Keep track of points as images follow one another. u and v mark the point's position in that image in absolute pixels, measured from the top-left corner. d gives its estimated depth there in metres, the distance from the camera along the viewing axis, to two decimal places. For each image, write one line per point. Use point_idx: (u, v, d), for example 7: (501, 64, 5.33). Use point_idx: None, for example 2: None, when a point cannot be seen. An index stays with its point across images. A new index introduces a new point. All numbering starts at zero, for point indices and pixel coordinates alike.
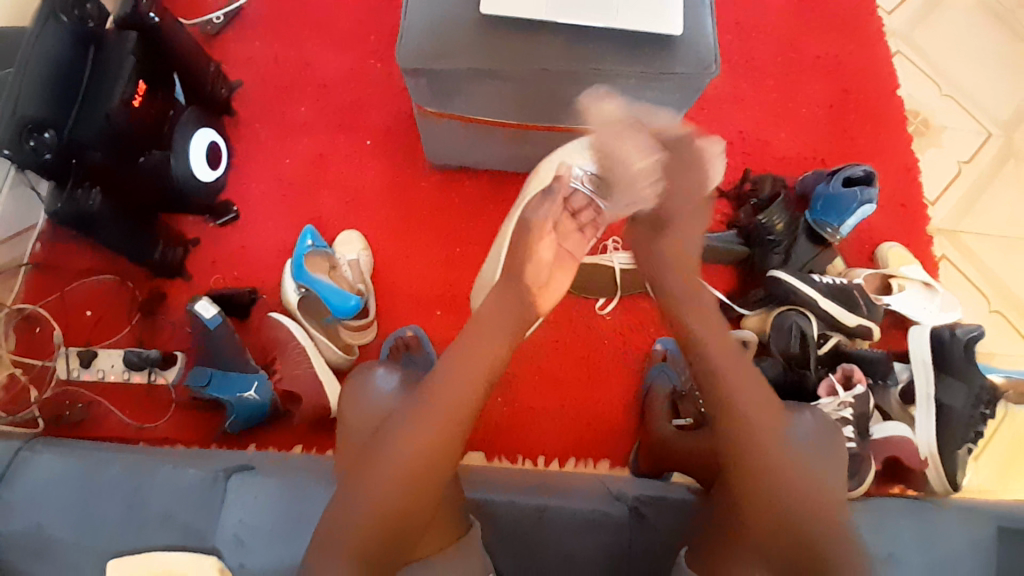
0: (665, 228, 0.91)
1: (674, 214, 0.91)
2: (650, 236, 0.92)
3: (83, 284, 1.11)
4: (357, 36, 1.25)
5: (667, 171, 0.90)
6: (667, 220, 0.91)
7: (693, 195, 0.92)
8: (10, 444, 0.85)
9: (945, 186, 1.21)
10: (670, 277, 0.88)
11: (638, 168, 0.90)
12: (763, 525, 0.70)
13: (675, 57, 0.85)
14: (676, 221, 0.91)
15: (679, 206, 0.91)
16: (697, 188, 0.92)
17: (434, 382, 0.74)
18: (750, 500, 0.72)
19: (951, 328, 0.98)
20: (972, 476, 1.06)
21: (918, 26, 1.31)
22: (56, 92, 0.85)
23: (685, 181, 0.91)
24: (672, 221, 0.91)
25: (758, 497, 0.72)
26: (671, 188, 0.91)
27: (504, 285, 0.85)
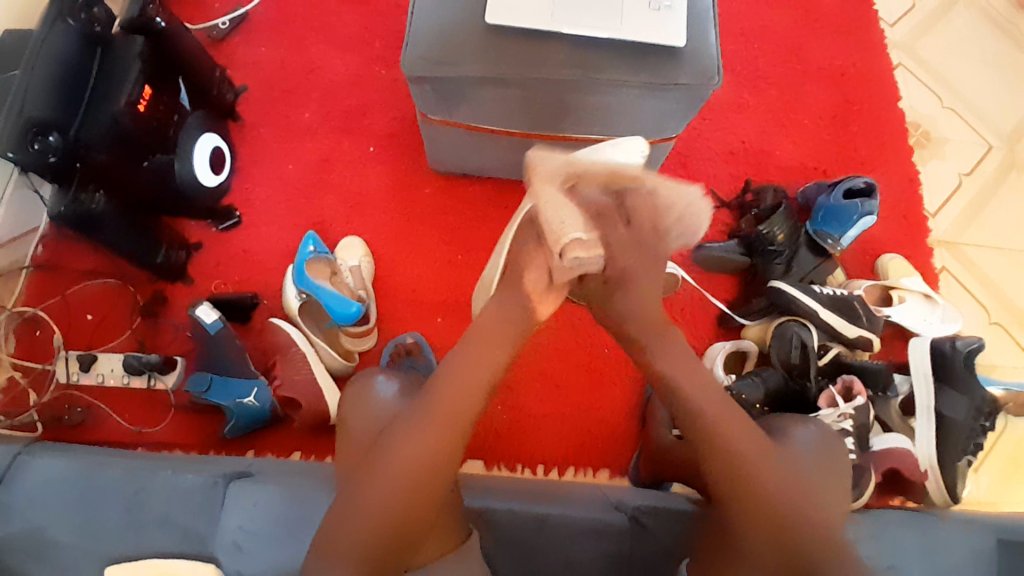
0: (622, 286, 0.80)
1: (625, 269, 0.79)
2: (604, 293, 0.82)
3: (84, 287, 1.11)
4: (362, 42, 1.25)
5: (604, 226, 0.77)
6: (626, 283, 0.80)
7: (654, 273, 0.81)
8: (8, 447, 0.84)
9: (945, 198, 1.22)
10: (632, 311, 0.80)
11: (569, 251, 0.74)
12: (762, 538, 0.70)
13: (680, 66, 0.85)
14: (636, 276, 0.80)
15: (619, 263, 0.79)
16: (641, 242, 0.79)
17: (430, 394, 0.72)
18: (748, 515, 0.70)
19: (951, 340, 0.99)
20: (972, 487, 1.06)
21: (919, 38, 1.31)
22: (62, 95, 0.85)
23: (623, 237, 0.78)
24: (630, 278, 0.80)
25: (757, 511, 0.70)
26: (617, 234, 0.78)
27: (508, 285, 0.79)
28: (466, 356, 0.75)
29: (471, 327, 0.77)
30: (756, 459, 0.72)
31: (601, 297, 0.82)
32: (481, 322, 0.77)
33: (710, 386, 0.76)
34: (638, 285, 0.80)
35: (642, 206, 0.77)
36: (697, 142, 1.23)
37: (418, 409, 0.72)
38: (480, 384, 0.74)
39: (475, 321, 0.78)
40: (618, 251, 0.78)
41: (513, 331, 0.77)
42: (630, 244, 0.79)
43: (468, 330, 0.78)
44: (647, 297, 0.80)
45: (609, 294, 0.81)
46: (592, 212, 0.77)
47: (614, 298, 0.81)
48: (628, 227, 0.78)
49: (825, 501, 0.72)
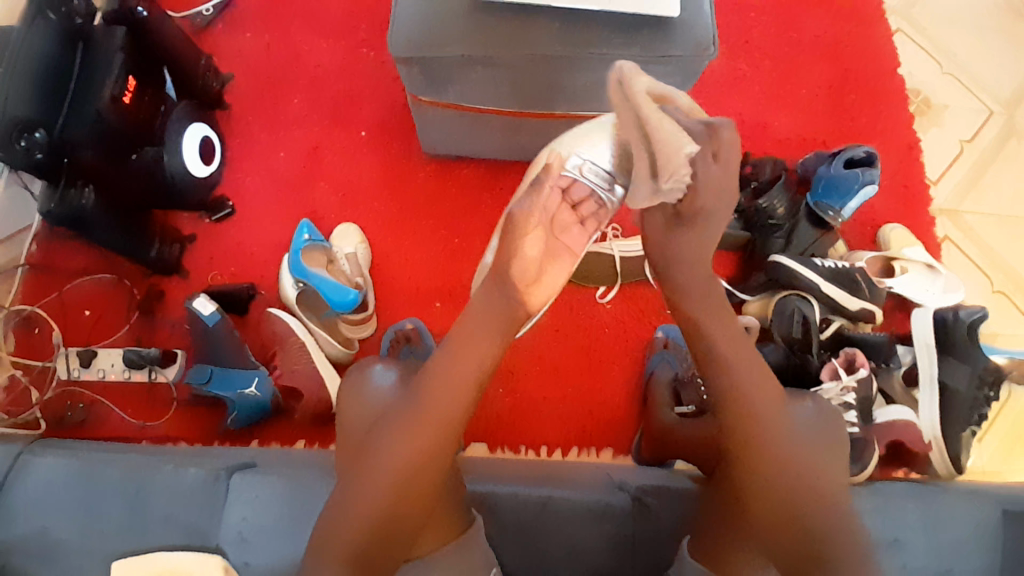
0: (696, 225, 0.75)
1: (705, 209, 0.75)
2: (667, 234, 0.77)
3: (80, 284, 1.10)
4: (349, 25, 1.23)
5: (705, 153, 0.72)
6: (699, 224, 0.75)
7: (729, 189, 0.75)
8: (12, 447, 0.84)
9: (947, 165, 1.20)
10: (689, 263, 0.76)
11: (667, 180, 0.72)
12: (761, 520, 0.70)
13: (672, 39, 0.83)
14: (710, 216, 0.75)
15: (710, 199, 0.74)
16: (723, 186, 0.75)
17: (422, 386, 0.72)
18: (747, 496, 0.71)
19: (954, 311, 0.98)
20: (975, 457, 1.06)
21: (917, 2, 1.28)
22: (46, 91, 0.84)
23: (716, 172, 0.73)
24: (709, 218, 0.75)
25: (759, 490, 0.71)
26: (709, 170, 0.73)
27: (495, 276, 0.77)
28: (457, 349, 0.73)
29: (459, 315, 0.76)
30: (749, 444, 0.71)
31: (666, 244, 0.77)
32: (466, 317, 0.75)
33: (748, 356, 0.74)
34: (702, 232, 0.76)
35: (728, 138, 0.73)
36: None
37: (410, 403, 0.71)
38: (470, 376, 0.73)
39: (464, 309, 0.77)
40: (709, 196, 0.74)
41: (499, 321, 0.75)
42: (715, 185, 0.74)
43: (458, 318, 0.77)
44: (700, 247, 0.77)
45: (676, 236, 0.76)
46: (691, 133, 0.73)
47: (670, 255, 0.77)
48: (718, 163, 0.73)
49: (825, 484, 0.71)
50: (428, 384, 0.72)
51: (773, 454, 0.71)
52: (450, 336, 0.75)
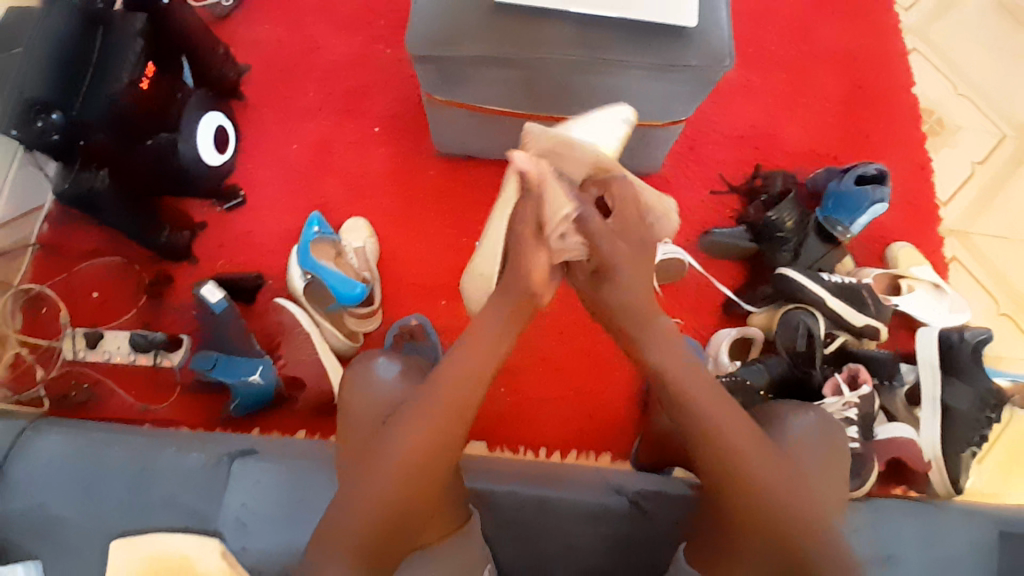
0: (613, 276, 0.75)
1: (613, 256, 0.74)
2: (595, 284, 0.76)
3: (89, 265, 1.11)
4: (367, 20, 1.24)
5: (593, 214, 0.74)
6: (614, 275, 0.75)
7: (634, 234, 0.75)
8: (14, 424, 0.85)
9: (957, 186, 1.20)
10: (620, 299, 0.75)
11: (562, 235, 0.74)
12: (755, 538, 0.69)
13: (690, 48, 0.84)
14: (622, 267, 0.74)
15: (612, 242, 0.74)
16: (630, 229, 0.75)
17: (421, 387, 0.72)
18: (739, 515, 0.69)
19: (959, 332, 0.97)
20: (974, 478, 1.06)
21: (933, 23, 1.29)
22: (64, 74, 0.85)
23: (611, 224, 0.74)
24: (620, 265, 0.74)
25: (751, 510, 0.69)
26: (600, 221, 0.73)
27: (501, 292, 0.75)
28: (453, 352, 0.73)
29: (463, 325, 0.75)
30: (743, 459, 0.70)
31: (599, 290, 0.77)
32: (479, 315, 0.75)
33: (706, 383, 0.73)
34: (632, 277, 0.74)
35: (621, 191, 0.75)
36: (705, 127, 1.21)
37: (422, 396, 0.71)
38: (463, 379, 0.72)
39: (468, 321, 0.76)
40: (610, 247, 0.74)
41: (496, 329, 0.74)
42: (623, 227, 0.75)
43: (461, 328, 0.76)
44: (641, 290, 0.75)
45: (602, 285, 0.76)
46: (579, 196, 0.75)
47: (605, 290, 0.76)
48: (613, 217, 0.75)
49: (814, 504, 0.70)
50: (441, 377, 0.72)
51: (767, 474, 0.70)
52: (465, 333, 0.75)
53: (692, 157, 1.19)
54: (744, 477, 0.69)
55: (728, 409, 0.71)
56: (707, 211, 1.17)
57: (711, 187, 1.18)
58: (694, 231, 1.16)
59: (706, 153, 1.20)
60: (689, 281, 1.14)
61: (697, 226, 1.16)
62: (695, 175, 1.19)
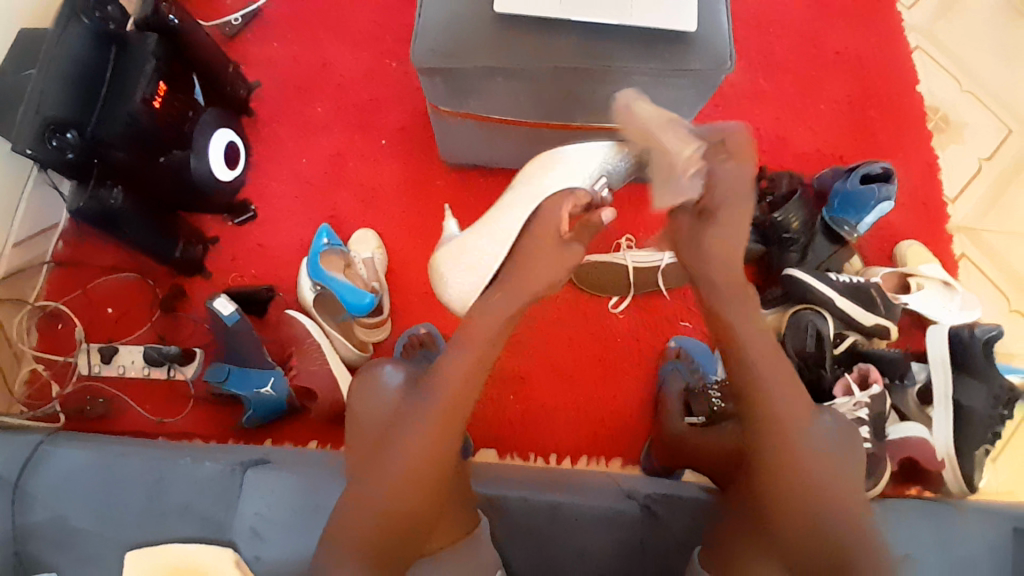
0: (716, 219, 0.75)
1: (717, 201, 0.75)
2: (697, 231, 0.77)
3: (105, 280, 1.13)
4: (373, 35, 1.26)
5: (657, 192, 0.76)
6: (716, 216, 0.75)
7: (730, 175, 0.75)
8: (34, 437, 0.86)
9: (965, 183, 1.19)
10: (714, 253, 0.75)
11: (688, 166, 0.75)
12: (793, 523, 0.69)
13: (691, 53, 0.84)
14: (729, 206, 0.75)
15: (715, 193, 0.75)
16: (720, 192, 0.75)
17: (432, 390, 0.73)
18: (779, 501, 0.70)
19: (970, 328, 0.96)
20: (988, 477, 1.05)
21: (937, 20, 1.29)
22: (81, 93, 0.88)
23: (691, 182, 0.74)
24: (723, 210, 0.75)
25: (785, 497, 0.70)
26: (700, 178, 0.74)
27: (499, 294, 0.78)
28: (459, 357, 0.75)
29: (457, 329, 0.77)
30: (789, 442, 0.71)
31: (693, 233, 0.77)
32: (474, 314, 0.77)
33: (771, 356, 0.74)
34: (729, 217, 0.75)
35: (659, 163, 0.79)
36: None
37: (416, 405, 0.73)
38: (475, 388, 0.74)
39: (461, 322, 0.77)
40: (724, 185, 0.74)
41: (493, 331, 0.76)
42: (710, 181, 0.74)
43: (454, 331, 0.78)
44: (728, 246, 0.76)
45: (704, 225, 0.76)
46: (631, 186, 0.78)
47: (701, 231, 0.76)
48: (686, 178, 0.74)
49: (849, 481, 0.71)
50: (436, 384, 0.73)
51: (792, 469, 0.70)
52: (461, 336, 0.76)
53: None
54: (779, 458, 0.71)
55: (776, 377, 0.73)
56: None
57: None
58: None
59: None
60: None
61: None
62: None
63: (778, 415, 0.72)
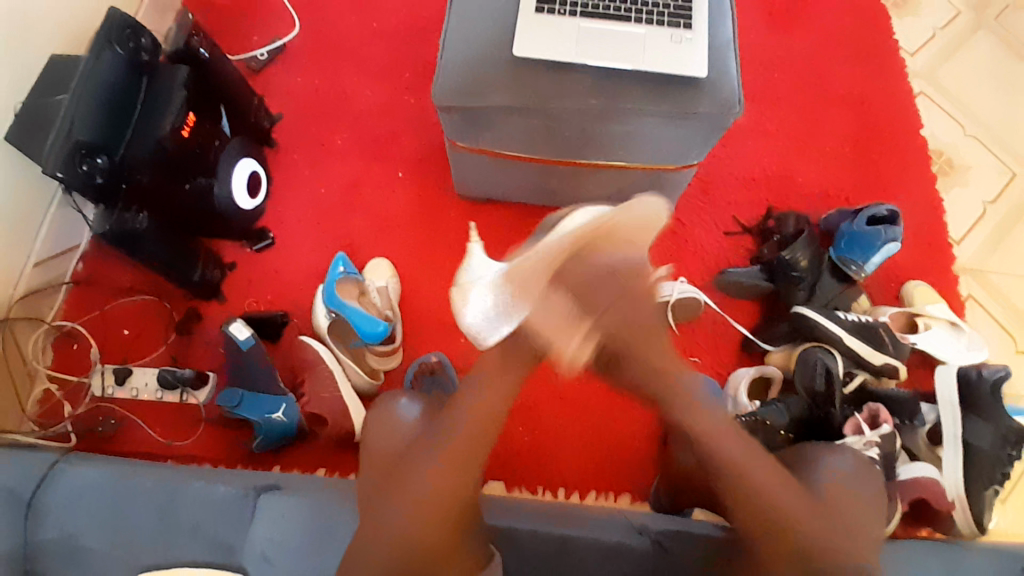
0: (620, 356, 0.83)
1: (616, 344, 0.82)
2: (613, 367, 0.84)
3: (122, 302, 1.15)
4: (393, 71, 1.30)
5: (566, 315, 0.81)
6: (623, 355, 0.83)
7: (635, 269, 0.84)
8: (48, 454, 0.87)
9: (970, 225, 1.22)
10: (642, 375, 0.83)
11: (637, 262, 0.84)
12: (801, 552, 0.70)
13: (701, 97, 0.88)
14: (625, 350, 0.83)
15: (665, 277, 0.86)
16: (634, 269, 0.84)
17: (449, 425, 0.77)
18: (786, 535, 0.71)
19: (978, 368, 0.97)
20: (998, 518, 1.04)
21: (940, 67, 1.33)
22: (110, 120, 0.92)
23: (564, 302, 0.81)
24: (624, 341, 0.82)
25: (792, 531, 0.71)
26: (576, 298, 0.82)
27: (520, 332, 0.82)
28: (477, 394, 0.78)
29: (474, 368, 0.82)
30: (788, 483, 0.74)
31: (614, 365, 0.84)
32: (488, 356, 0.83)
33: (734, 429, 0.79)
34: (631, 350, 0.83)
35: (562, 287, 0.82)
36: (718, 170, 1.24)
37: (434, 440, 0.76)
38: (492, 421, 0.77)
39: (480, 362, 0.83)
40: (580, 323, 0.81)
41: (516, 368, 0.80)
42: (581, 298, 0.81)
43: (473, 371, 0.82)
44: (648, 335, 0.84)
45: (616, 366, 0.84)
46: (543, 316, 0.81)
47: (619, 369, 0.84)
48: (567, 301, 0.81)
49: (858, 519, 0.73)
50: (450, 422, 0.77)
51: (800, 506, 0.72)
52: (477, 373, 0.81)
53: (706, 199, 1.22)
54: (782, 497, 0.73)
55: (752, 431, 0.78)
56: (722, 251, 1.19)
57: (725, 228, 1.21)
58: (709, 270, 1.18)
59: (719, 195, 1.23)
60: (705, 320, 1.16)
61: (714, 265, 1.18)
62: (709, 217, 1.21)
63: (769, 456, 0.76)
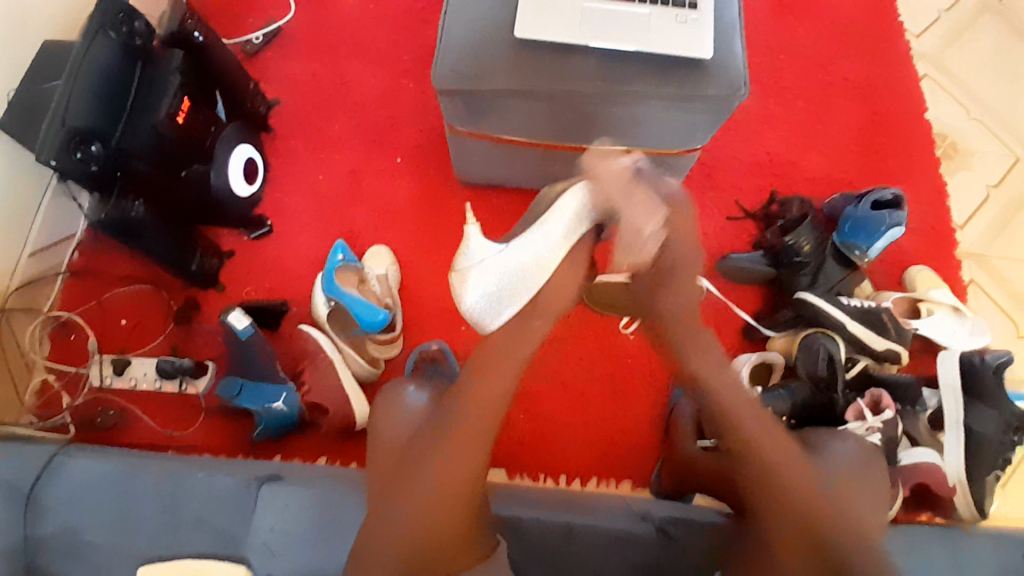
0: (669, 275, 0.81)
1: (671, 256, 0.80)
2: (652, 288, 0.82)
3: (120, 292, 1.14)
4: (392, 55, 1.28)
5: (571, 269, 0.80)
6: (673, 275, 0.81)
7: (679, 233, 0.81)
8: (48, 446, 0.86)
9: (974, 209, 1.21)
10: (674, 312, 0.82)
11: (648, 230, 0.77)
12: (803, 544, 0.70)
13: (707, 79, 0.86)
14: (678, 268, 0.81)
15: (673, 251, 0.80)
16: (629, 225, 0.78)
17: (449, 416, 0.75)
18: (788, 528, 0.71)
19: (981, 353, 0.97)
20: (998, 503, 1.05)
21: (946, 49, 1.31)
22: (106, 107, 0.89)
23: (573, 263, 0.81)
24: (676, 265, 0.81)
25: (795, 524, 0.71)
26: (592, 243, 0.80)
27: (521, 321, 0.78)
28: (477, 383, 0.75)
29: (474, 354, 0.78)
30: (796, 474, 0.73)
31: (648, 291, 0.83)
32: (490, 339, 0.78)
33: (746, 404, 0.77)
34: (679, 280, 0.81)
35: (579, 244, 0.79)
36: (722, 154, 1.23)
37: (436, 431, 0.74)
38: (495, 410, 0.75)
39: (481, 346, 0.78)
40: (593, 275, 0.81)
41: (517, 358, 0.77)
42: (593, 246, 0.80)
43: (472, 356, 0.79)
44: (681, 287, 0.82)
45: (661, 286, 0.81)
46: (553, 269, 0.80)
47: (656, 292, 0.82)
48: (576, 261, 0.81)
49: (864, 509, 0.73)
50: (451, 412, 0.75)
51: (802, 500, 0.71)
52: (475, 361, 0.78)
53: (709, 184, 1.21)
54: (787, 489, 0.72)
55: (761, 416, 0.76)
56: (725, 236, 1.18)
57: (728, 214, 1.20)
58: (712, 256, 1.17)
59: (722, 180, 1.22)
60: (708, 306, 1.15)
61: (717, 251, 1.17)
62: (712, 202, 1.20)
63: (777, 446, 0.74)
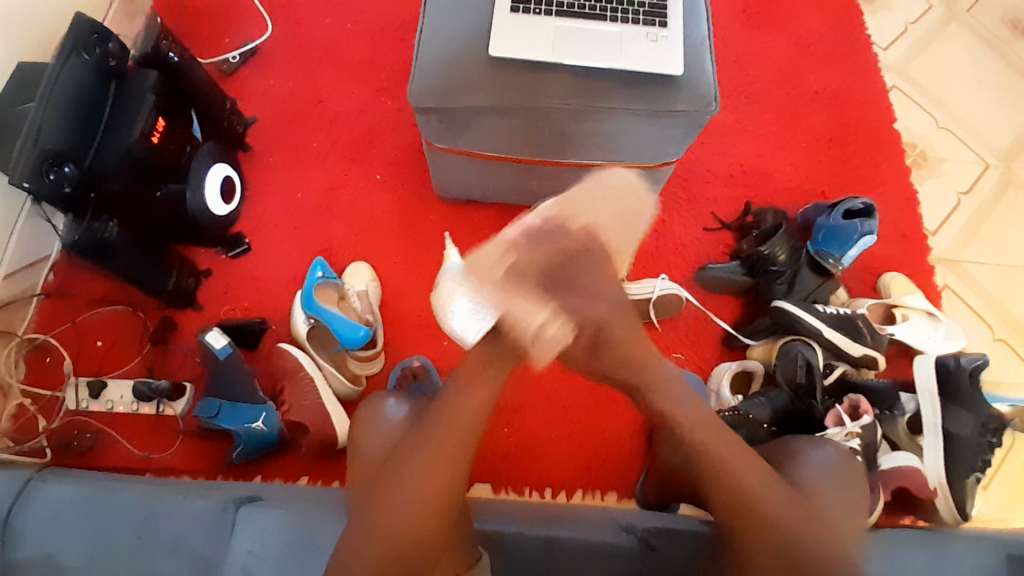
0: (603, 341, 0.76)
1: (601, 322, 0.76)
2: (590, 353, 0.78)
3: (95, 313, 1.12)
4: (369, 73, 1.29)
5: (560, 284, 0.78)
6: (608, 337, 0.77)
7: (612, 294, 0.78)
8: (20, 472, 0.84)
9: (945, 216, 1.23)
10: (631, 352, 0.78)
11: (547, 330, 0.74)
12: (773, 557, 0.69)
13: (678, 94, 0.88)
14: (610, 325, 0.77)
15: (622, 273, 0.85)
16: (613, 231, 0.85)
17: (425, 434, 0.74)
18: (758, 538, 0.70)
19: (956, 358, 0.97)
20: (980, 504, 1.06)
21: (912, 60, 1.35)
22: (78, 127, 0.88)
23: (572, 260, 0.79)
24: (607, 329, 0.77)
25: (768, 536, 0.70)
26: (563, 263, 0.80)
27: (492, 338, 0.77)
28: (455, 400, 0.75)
29: (454, 372, 0.78)
30: (769, 487, 0.72)
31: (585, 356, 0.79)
32: (469, 357, 0.78)
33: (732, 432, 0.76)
34: (619, 328, 0.77)
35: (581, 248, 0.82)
36: (697, 166, 1.25)
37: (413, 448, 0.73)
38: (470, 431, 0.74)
39: (461, 364, 0.79)
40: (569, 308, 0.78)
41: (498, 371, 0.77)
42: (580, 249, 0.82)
43: (452, 374, 0.78)
44: (638, 337, 0.79)
45: (605, 352, 0.77)
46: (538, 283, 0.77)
47: (602, 354, 0.77)
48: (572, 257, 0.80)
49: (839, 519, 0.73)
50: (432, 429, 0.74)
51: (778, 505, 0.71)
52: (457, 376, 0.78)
53: (685, 197, 1.23)
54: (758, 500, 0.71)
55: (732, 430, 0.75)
56: (702, 246, 1.19)
57: (704, 224, 1.21)
58: (690, 266, 1.18)
59: (698, 192, 1.23)
60: (687, 316, 1.16)
61: (695, 261, 1.18)
62: (688, 213, 1.22)
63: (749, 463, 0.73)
